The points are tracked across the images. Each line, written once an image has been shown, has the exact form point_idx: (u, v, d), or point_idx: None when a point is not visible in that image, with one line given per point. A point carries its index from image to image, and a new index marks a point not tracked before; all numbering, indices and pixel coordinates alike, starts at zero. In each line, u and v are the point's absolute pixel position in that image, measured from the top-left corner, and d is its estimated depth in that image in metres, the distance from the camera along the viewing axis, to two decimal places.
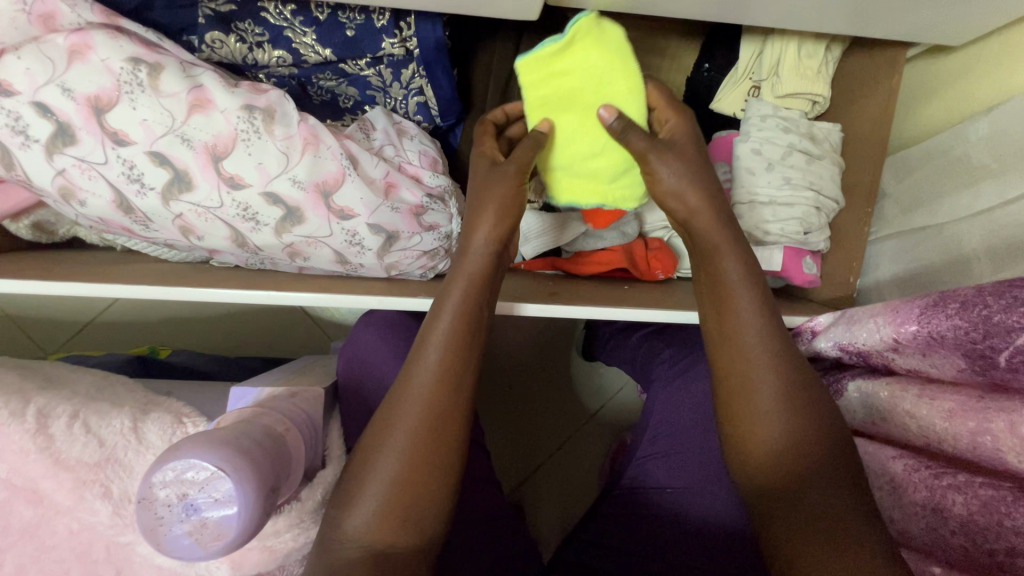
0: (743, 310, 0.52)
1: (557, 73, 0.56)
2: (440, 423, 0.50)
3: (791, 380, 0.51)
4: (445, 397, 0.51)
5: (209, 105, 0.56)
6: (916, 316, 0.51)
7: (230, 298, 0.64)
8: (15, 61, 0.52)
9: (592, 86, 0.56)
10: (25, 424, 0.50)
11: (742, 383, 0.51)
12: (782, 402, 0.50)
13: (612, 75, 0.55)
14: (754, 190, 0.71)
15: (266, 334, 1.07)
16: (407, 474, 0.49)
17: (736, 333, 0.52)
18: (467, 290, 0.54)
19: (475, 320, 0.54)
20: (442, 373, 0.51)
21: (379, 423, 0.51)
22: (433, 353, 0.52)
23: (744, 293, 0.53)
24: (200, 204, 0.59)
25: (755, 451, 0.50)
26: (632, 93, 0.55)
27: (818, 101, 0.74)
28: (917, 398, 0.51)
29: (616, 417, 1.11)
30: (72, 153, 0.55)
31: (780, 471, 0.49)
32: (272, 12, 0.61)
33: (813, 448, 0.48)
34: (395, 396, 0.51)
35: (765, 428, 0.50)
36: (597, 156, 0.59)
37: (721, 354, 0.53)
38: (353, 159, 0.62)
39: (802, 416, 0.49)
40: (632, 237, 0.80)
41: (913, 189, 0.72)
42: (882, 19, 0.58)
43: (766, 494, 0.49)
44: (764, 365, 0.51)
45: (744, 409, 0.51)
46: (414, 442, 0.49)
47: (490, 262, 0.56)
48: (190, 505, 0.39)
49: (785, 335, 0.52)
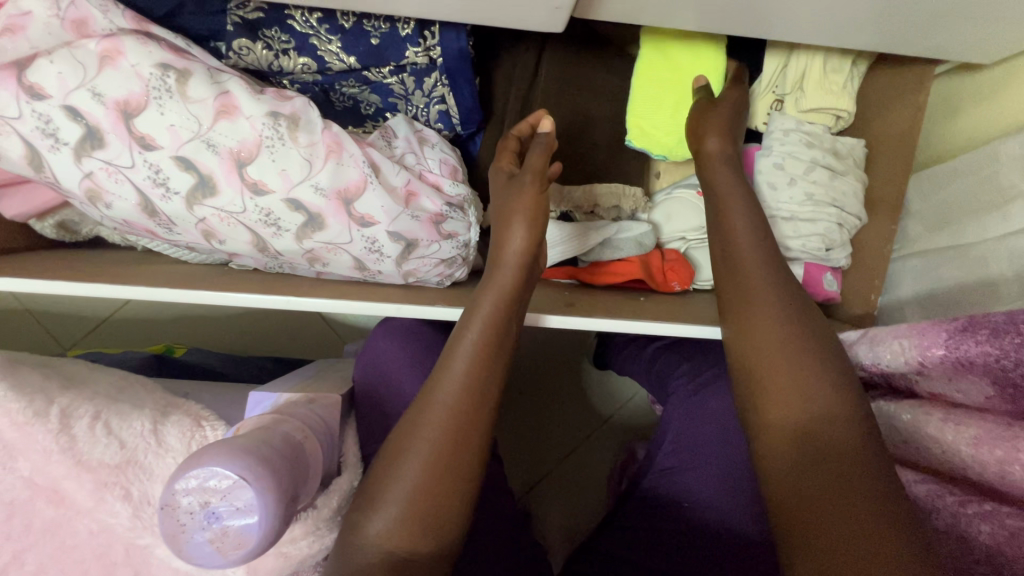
0: (753, 276, 0.54)
1: (668, 47, 0.73)
2: (465, 432, 0.50)
3: (829, 377, 0.48)
4: (470, 404, 0.51)
5: (235, 111, 0.57)
6: (943, 340, 0.50)
7: (247, 303, 0.64)
8: (47, 65, 0.53)
9: (687, 63, 0.73)
10: (48, 424, 0.50)
11: (753, 347, 0.51)
12: (795, 364, 0.49)
13: (703, 59, 0.73)
14: (776, 206, 0.70)
15: (282, 337, 1.08)
16: (429, 482, 0.49)
17: (765, 327, 0.51)
18: (495, 302, 0.56)
19: (503, 332, 0.55)
20: (467, 383, 0.52)
21: (405, 428, 0.52)
22: (458, 363, 0.53)
23: (756, 262, 0.55)
24: (223, 209, 0.59)
25: (768, 416, 0.49)
26: (714, 74, 0.73)
27: (842, 117, 0.73)
28: (942, 422, 0.51)
29: (629, 427, 1.11)
30: (100, 156, 0.56)
31: (792, 435, 0.47)
32: (299, 21, 0.61)
33: (829, 412, 0.46)
34: (424, 404, 0.52)
35: (778, 390, 0.48)
36: (676, 116, 0.75)
37: (734, 320, 0.54)
38: (375, 167, 0.62)
39: (816, 381, 0.48)
40: (648, 249, 0.80)
41: (942, 207, 0.71)
42: (912, 34, 0.57)
43: (783, 460, 0.47)
44: (778, 329, 0.51)
45: (757, 373, 0.50)
46: (439, 449, 0.49)
47: (522, 271, 0.58)
48: (211, 513, 0.39)
49: (792, 301, 0.52)
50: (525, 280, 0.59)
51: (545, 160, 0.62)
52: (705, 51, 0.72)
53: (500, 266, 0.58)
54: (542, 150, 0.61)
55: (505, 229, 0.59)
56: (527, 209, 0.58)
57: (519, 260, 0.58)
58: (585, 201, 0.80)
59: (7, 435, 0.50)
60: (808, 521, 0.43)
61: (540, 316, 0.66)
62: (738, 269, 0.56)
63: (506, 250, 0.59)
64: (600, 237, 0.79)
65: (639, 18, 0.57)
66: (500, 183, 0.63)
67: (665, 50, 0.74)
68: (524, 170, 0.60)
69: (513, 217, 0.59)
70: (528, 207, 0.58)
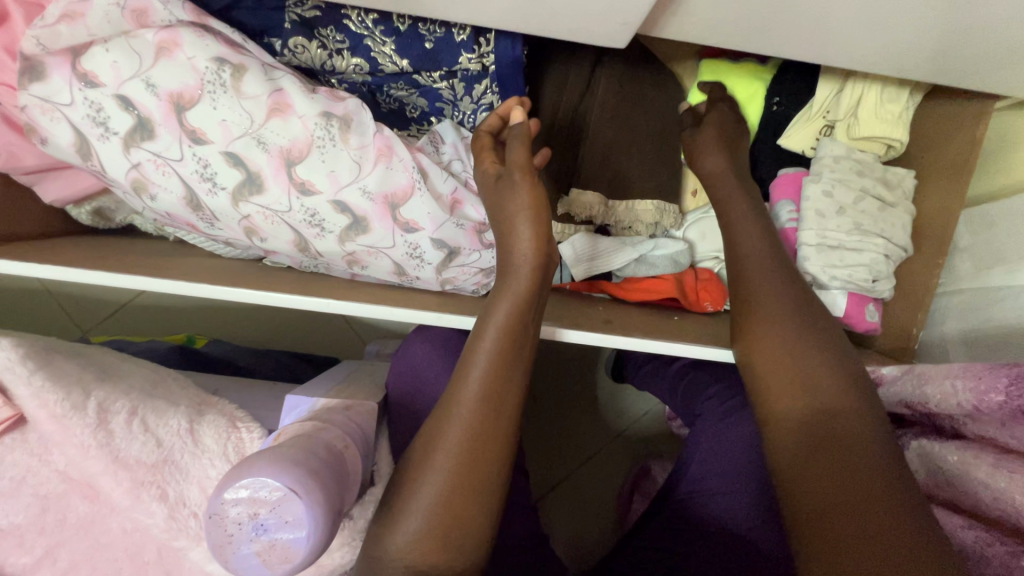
0: (768, 278, 0.57)
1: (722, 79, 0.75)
2: (485, 444, 0.48)
3: (832, 366, 0.51)
4: (488, 416, 0.49)
5: (288, 110, 0.56)
6: (1003, 386, 0.48)
7: (284, 303, 0.62)
8: (102, 53, 0.52)
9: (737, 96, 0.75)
10: (86, 418, 0.50)
11: (762, 339, 0.54)
12: (799, 355, 0.52)
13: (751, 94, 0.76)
14: (824, 233, 0.70)
15: (302, 334, 1.07)
16: (454, 497, 0.47)
17: (781, 346, 0.52)
18: (510, 307, 0.52)
19: (520, 338, 0.52)
20: (482, 396, 0.49)
21: (425, 440, 0.50)
22: (473, 376, 0.50)
23: (767, 269, 0.58)
24: (268, 207, 0.58)
25: (777, 401, 0.51)
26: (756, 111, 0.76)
27: (894, 146, 0.74)
28: (993, 467, 0.49)
29: (643, 442, 1.10)
30: (149, 148, 0.55)
31: (800, 419, 0.49)
32: (354, 20, 0.60)
33: (838, 399, 0.49)
34: (439, 419, 0.50)
35: (786, 379, 0.51)
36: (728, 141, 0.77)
37: (745, 316, 0.56)
38: (424, 172, 0.61)
39: (821, 372, 0.51)
40: (683, 267, 0.79)
41: (992, 245, 0.71)
42: (980, 70, 0.56)
43: (797, 444, 0.48)
44: (787, 325, 0.53)
45: (763, 362, 0.53)
46: (464, 461, 0.47)
47: (539, 273, 0.53)
48: (259, 524, 0.38)
49: (796, 301, 0.55)
50: (541, 282, 0.54)
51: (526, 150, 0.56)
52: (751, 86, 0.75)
53: (511, 270, 0.54)
54: (522, 141, 0.56)
55: (510, 229, 0.54)
56: (528, 207, 0.53)
57: (532, 263, 0.53)
58: (626, 218, 0.77)
59: (46, 427, 0.49)
60: (806, 492, 0.46)
61: (557, 329, 0.64)
62: (746, 285, 0.58)
63: (516, 251, 0.54)
64: (638, 253, 0.77)
65: (700, 40, 0.56)
66: (488, 186, 0.58)
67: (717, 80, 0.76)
68: (508, 167, 0.55)
69: (516, 217, 0.54)
70: (529, 205, 0.53)
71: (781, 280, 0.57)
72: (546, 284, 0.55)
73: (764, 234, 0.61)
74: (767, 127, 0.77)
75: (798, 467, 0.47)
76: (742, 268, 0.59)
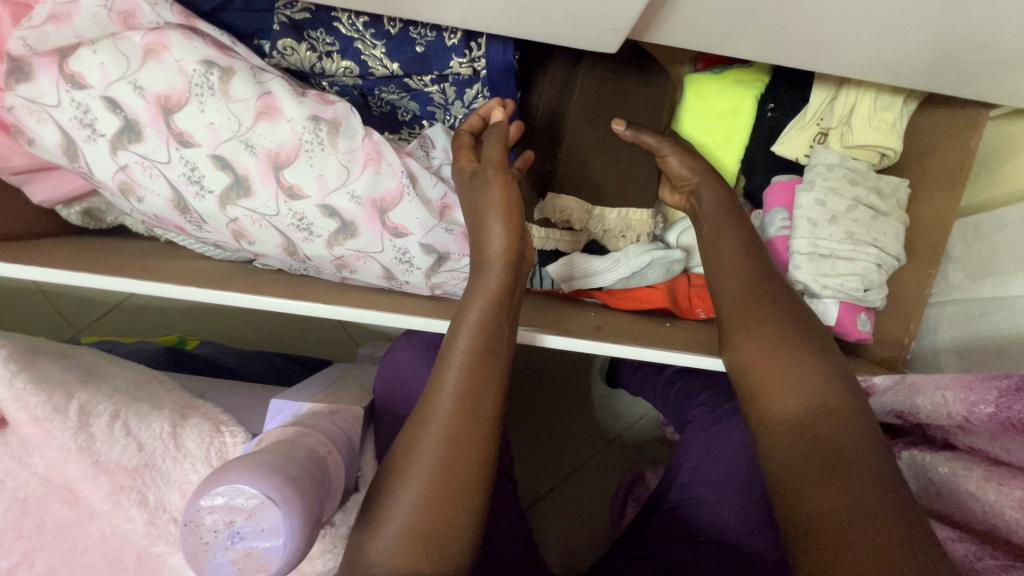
0: (747, 281, 0.57)
1: (709, 93, 0.74)
2: (463, 449, 0.48)
3: (818, 371, 0.50)
4: (466, 419, 0.48)
5: (276, 113, 0.56)
6: (992, 397, 0.48)
7: (271, 307, 0.62)
8: (90, 54, 0.52)
9: (726, 108, 0.74)
10: (67, 421, 0.49)
11: (749, 346, 0.53)
12: (783, 361, 0.51)
13: (741, 104, 0.74)
14: (816, 242, 0.69)
15: (296, 337, 1.06)
16: (432, 503, 0.46)
17: (766, 352, 0.52)
18: (483, 308, 0.52)
19: (495, 336, 0.51)
20: (459, 399, 0.49)
21: (403, 446, 0.49)
22: (449, 378, 0.49)
23: (747, 273, 0.57)
24: (256, 210, 0.58)
25: (769, 411, 0.50)
26: (747, 120, 0.74)
27: (888, 154, 0.74)
28: (983, 480, 0.49)
29: (637, 447, 1.09)
30: (136, 150, 0.55)
31: (792, 429, 0.48)
32: (345, 23, 0.60)
33: (826, 406, 0.49)
34: (417, 425, 0.49)
35: (774, 387, 0.50)
36: (718, 152, 0.76)
37: (733, 322, 0.55)
38: (413, 177, 0.61)
39: (804, 377, 0.50)
40: (676, 274, 0.77)
41: (985, 254, 0.70)
42: (971, 78, 0.56)
43: (790, 455, 0.47)
44: (770, 331, 0.53)
45: (754, 371, 0.52)
46: (441, 466, 0.47)
47: (511, 272, 0.53)
48: (235, 532, 0.38)
49: (776, 305, 0.55)
50: (514, 279, 0.54)
51: (502, 146, 0.57)
52: (740, 95, 0.73)
53: (485, 269, 0.53)
54: (499, 137, 0.56)
55: (481, 228, 0.54)
56: (497, 205, 0.53)
57: (504, 259, 0.53)
58: (617, 227, 0.75)
59: (26, 430, 0.49)
60: (800, 504, 0.45)
61: (537, 335, 0.63)
62: (728, 289, 0.57)
63: (486, 249, 0.54)
64: (630, 269, 0.74)
65: (689, 46, 0.56)
66: (463, 185, 0.58)
67: (705, 92, 0.74)
68: (484, 163, 0.55)
69: (486, 215, 0.53)
70: (498, 204, 0.53)
71: (767, 285, 0.56)
72: (518, 281, 0.54)
73: (755, 241, 0.60)
74: (761, 134, 0.76)
75: (792, 478, 0.47)
76: (722, 273, 0.58)
